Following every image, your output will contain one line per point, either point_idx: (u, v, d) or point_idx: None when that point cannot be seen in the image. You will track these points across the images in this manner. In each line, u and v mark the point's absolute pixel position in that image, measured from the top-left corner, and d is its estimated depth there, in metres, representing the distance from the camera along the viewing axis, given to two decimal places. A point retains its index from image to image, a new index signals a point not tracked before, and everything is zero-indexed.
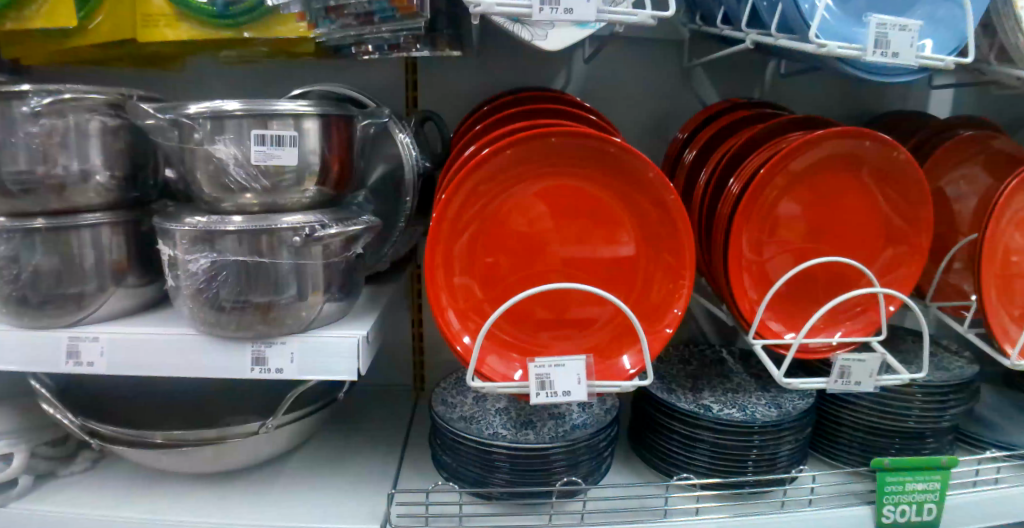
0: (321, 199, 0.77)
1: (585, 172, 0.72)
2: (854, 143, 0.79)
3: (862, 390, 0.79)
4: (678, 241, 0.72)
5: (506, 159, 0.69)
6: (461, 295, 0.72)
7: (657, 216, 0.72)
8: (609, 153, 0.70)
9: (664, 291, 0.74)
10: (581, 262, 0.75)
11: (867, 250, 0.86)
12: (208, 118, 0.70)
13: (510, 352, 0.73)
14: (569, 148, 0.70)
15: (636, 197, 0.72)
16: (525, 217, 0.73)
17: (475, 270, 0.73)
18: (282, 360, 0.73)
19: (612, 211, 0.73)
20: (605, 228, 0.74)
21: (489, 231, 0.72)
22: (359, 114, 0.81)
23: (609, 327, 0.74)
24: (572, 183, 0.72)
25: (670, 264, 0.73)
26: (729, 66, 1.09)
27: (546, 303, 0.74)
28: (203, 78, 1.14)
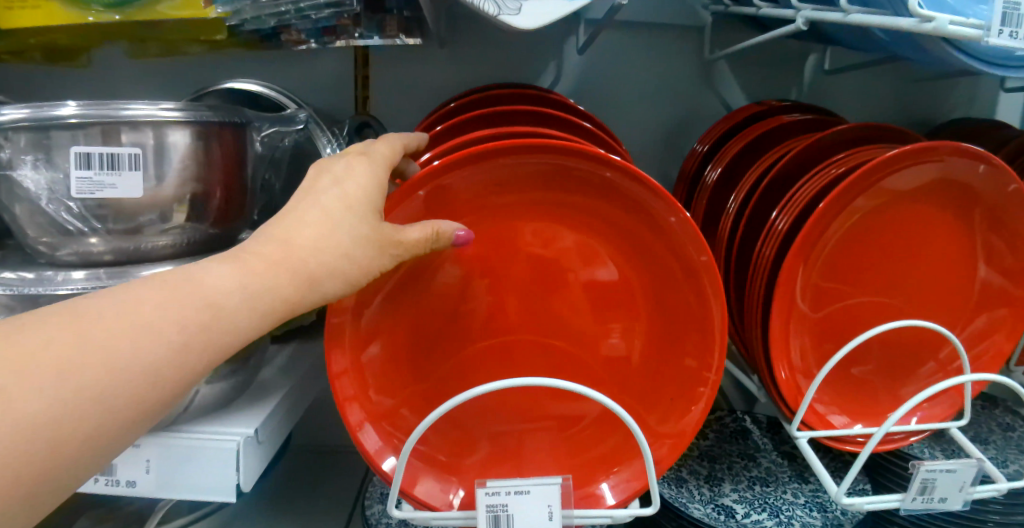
0: (198, 238, 0.56)
1: (576, 208, 0.51)
2: (955, 164, 0.60)
3: (947, 507, 0.59)
4: (705, 320, 0.50)
5: (439, 193, 0.49)
6: (383, 388, 0.51)
7: (677, 280, 0.51)
8: (617, 185, 0.49)
9: (677, 390, 0.53)
10: (563, 332, 0.54)
11: (947, 308, 0.66)
12: (24, 131, 0.49)
13: (452, 465, 0.52)
14: (557, 176, 0.49)
15: (646, 244, 0.51)
16: (486, 269, 0.53)
17: (411, 346, 0.52)
18: (134, 469, 0.53)
19: (614, 265, 0.53)
20: (601, 287, 0.53)
21: (431, 289, 0.52)
22: (259, 120, 0.59)
23: (593, 430, 0.54)
24: (556, 220, 0.51)
25: (689, 350, 0.52)
26: (761, 60, 0.86)
27: (512, 391, 0.53)
28: (109, 78, 0.87)
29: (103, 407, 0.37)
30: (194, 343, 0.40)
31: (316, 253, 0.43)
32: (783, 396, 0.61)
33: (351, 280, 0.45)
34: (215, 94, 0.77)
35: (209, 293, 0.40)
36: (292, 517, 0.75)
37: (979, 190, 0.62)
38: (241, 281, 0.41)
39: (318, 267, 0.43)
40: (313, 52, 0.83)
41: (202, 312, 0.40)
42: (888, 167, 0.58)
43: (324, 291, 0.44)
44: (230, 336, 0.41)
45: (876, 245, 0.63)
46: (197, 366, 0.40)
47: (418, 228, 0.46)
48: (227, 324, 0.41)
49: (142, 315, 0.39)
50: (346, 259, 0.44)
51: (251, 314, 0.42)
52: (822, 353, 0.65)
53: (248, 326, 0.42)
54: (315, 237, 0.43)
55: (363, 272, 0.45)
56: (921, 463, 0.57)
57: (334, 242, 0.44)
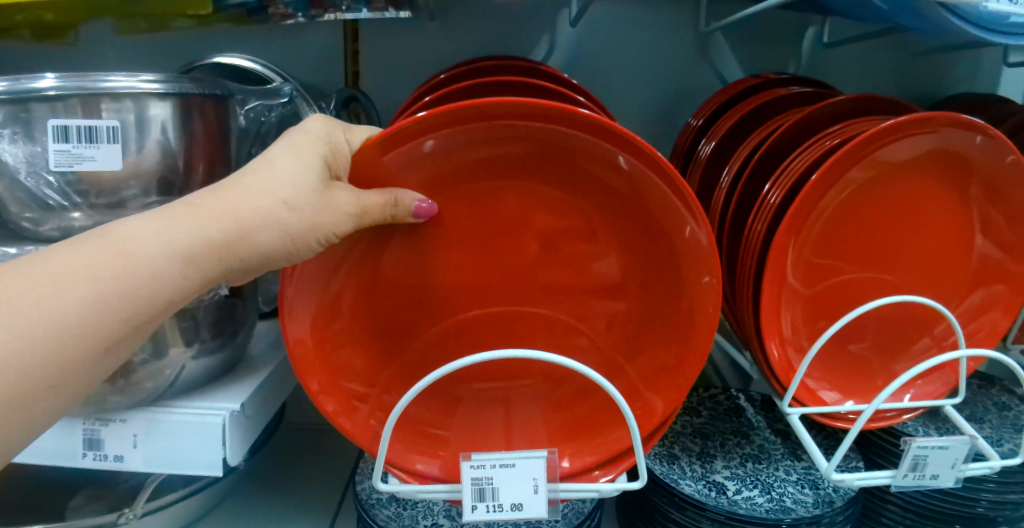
0: None
1: (558, 172, 0.49)
2: (954, 136, 0.59)
3: (939, 484, 0.59)
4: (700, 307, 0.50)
5: (401, 168, 0.48)
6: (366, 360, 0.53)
7: (667, 251, 0.50)
8: (610, 155, 0.47)
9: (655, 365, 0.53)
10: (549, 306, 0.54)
11: (943, 283, 0.65)
12: (1, 103, 0.48)
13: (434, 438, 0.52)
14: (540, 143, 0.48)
15: (641, 220, 0.50)
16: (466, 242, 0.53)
17: (394, 315, 0.54)
18: (122, 444, 0.54)
19: (605, 236, 0.52)
20: (590, 261, 0.53)
21: (412, 260, 0.52)
22: (242, 94, 0.59)
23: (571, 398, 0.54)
24: (551, 193, 0.51)
25: (672, 338, 0.52)
26: (759, 33, 0.85)
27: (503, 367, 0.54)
28: (94, 53, 0.85)
29: (26, 362, 0.38)
30: (122, 296, 0.41)
31: (249, 200, 0.44)
32: (775, 372, 0.61)
33: (293, 234, 0.45)
34: (202, 69, 0.75)
35: (123, 246, 0.41)
36: (285, 496, 0.76)
37: (977, 162, 0.61)
38: (158, 234, 0.42)
39: (251, 215, 0.44)
40: (300, 26, 0.81)
41: (115, 266, 0.41)
42: (880, 139, 0.57)
43: (255, 240, 0.44)
44: (153, 286, 0.42)
45: (869, 220, 0.62)
46: (116, 322, 0.41)
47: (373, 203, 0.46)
48: (146, 272, 0.41)
49: (56, 273, 0.39)
50: (285, 205, 0.44)
51: (172, 262, 0.42)
52: (814, 330, 0.64)
53: (174, 275, 0.42)
54: (248, 190, 0.44)
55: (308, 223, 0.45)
56: (913, 438, 0.56)
57: (266, 188, 0.44)
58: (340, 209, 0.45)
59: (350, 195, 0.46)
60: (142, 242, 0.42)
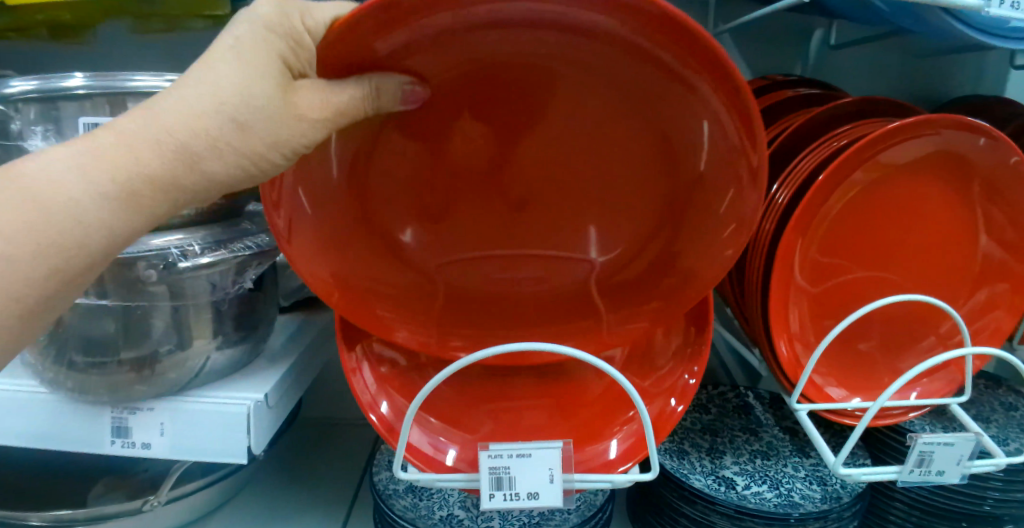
0: (205, 210, 0.57)
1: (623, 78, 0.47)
2: (959, 138, 0.60)
3: (944, 479, 0.60)
4: (719, 241, 0.51)
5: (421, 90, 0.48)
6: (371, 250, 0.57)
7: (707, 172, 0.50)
8: (694, 87, 0.44)
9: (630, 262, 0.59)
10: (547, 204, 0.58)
11: (948, 282, 0.66)
12: (32, 102, 0.49)
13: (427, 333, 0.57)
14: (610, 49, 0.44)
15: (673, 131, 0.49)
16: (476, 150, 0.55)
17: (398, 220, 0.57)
18: (149, 432, 0.56)
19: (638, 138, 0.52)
20: (609, 158, 0.55)
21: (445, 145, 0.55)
22: None
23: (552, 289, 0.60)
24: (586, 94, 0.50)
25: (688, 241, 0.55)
26: (766, 36, 0.86)
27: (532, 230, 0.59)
28: (113, 55, 0.87)
29: None
30: (60, 247, 0.38)
31: (189, 119, 0.38)
32: (783, 369, 0.62)
33: (247, 154, 0.40)
34: None
35: (36, 191, 0.37)
36: (301, 487, 0.77)
37: (980, 164, 0.62)
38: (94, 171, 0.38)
39: (190, 138, 0.38)
40: None
41: (27, 215, 0.37)
42: (884, 142, 0.58)
43: (202, 169, 0.39)
44: (77, 236, 0.38)
45: (874, 220, 0.63)
46: (37, 277, 0.38)
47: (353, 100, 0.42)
48: (68, 221, 0.38)
49: None
50: (236, 122, 0.39)
51: (96, 205, 0.38)
52: (820, 327, 0.65)
53: (117, 213, 0.39)
54: (184, 110, 0.38)
55: (262, 141, 0.40)
56: (918, 435, 0.58)
57: (206, 103, 0.38)
58: (304, 116, 0.41)
59: (324, 97, 0.41)
60: (59, 186, 0.38)
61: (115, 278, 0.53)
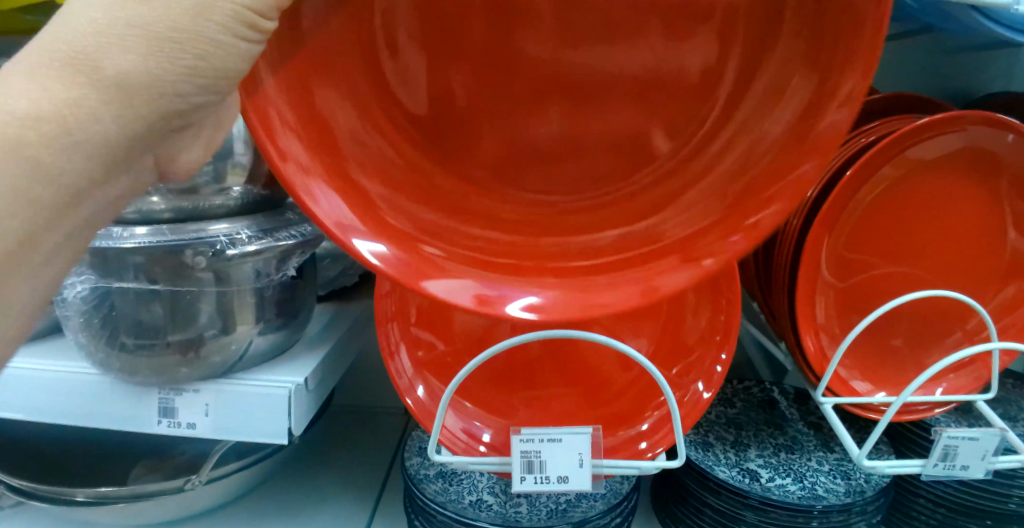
0: (249, 200, 0.60)
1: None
2: (986, 135, 0.60)
3: (970, 475, 0.60)
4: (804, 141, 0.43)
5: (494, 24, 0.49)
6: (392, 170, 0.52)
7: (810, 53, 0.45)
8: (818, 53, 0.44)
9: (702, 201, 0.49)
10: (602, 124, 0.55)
11: (976, 280, 0.67)
12: None
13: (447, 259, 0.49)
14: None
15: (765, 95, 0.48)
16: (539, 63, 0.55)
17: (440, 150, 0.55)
18: (194, 412, 0.58)
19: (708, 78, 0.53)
20: (684, 67, 0.53)
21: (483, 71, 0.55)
22: None
23: (588, 237, 0.53)
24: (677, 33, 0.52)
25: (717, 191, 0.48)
26: None
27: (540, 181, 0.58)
28: None
29: None
30: (18, 183, 0.35)
31: (88, 25, 0.36)
32: (808, 363, 0.63)
33: (188, 41, 0.36)
34: None
35: None
36: (332, 472, 0.80)
37: (1007, 162, 0.62)
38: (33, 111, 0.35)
39: (95, 37, 0.35)
40: None
41: None
42: (915, 137, 0.59)
43: (117, 71, 0.36)
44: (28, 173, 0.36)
45: (903, 215, 0.64)
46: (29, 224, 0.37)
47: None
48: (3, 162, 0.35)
49: None
50: (134, 4, 0.35)
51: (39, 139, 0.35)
52: (846, 322, 0.66)
53: (62, 139, 0.36)
54: (82, 20, 0.36)
55: (183, 16, 0.36)
56: (943, 429, 0.58)
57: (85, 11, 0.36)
58: None
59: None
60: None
61: (165, 267, 0.56)
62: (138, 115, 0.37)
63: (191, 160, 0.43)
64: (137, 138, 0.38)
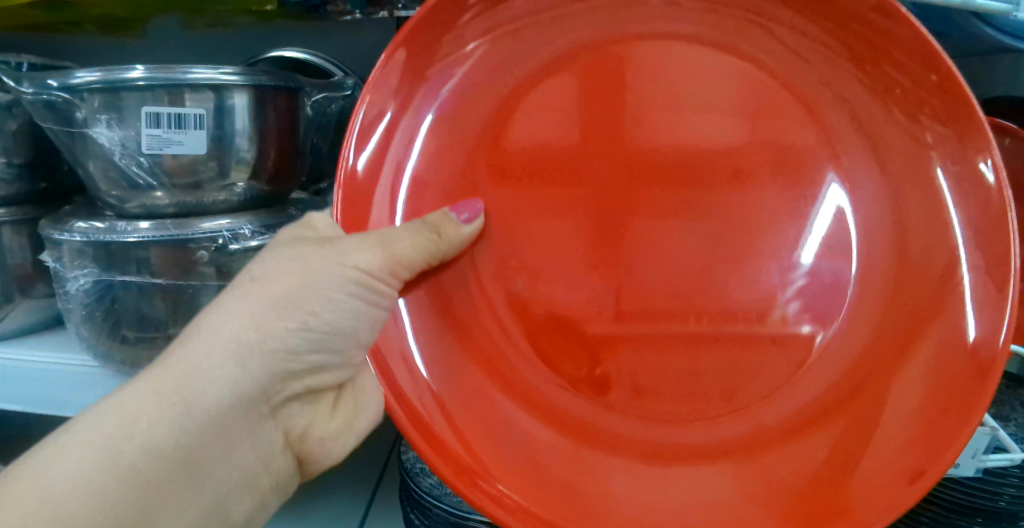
0: (253, 196, 0.60)
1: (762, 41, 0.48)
2: None
3: (960, 473, 0.61)
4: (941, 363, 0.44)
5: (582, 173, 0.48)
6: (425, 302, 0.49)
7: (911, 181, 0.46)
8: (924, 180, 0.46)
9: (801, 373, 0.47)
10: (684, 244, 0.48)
11: None
12: (97, 92, 0.53)
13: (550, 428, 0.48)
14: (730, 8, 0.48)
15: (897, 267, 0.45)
16: (628, 174, 0.48)
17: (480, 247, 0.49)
18: None
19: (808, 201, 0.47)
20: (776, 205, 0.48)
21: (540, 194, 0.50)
22: (310, 87, 0.62)
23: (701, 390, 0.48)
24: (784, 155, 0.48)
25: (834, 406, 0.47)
26: None
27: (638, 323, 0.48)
28: (161, 45, 0.90)
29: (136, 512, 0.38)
30: (224, 407, 0.41)
31: (308, 279, 0.43)
32: None
33: (310, 309, 0.42)
34: (264, 62, 0.80)
35: (185, 376, 0.40)
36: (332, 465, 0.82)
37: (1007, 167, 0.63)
38: (174, 387, 0.39)
39: (311, 283, 0.43)
40: (354, 24, 0.86)
41: (176, 406, 0.39)
42: None
43: (323, 321, 0.43)
44: (231, 398, 0.41)
45: None
46: (218, 440, 0.41)
47: (418, 244, 0.45)
48: (213, 390, 0.40)
49: (134, 428, 0.38)
50: (351, 265, 0.43)
51: (250, 369, 0.41)
52: None
53: (262, 373, 0.42)
54: (302, 269, 0.43)
55: (301, 294, 0.42)
56: None
57: (319, 261, 0.43)
58: (395, 255, 0.44)
59: (378, 234, 0.44)
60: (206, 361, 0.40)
61: (168, 261, 0.56)
62: (265, 374, 0.42)
63: (315, 424, 0.47)
64: (262, 393, 0.42)
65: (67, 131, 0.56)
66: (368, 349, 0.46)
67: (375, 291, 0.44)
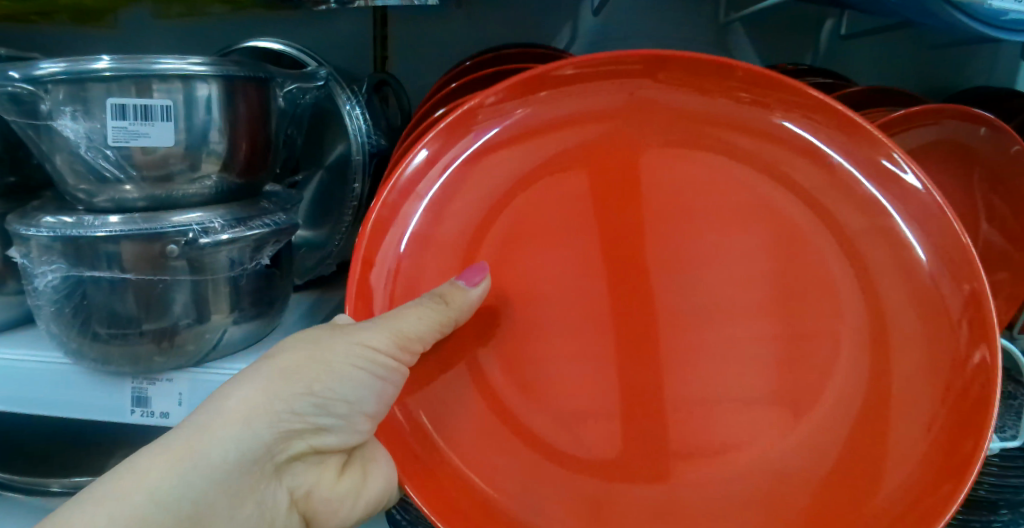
0: (225, 189, 0.59)
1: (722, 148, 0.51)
2: (961, 130, 0.62)
3: None
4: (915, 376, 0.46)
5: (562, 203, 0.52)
6: (449, 378, 0.51)
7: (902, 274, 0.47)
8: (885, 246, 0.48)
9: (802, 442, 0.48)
10: (699, 323, 0.51)
11: None
12: (61, 84, 0.51)
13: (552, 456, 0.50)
14: (665, 107, 0.51)
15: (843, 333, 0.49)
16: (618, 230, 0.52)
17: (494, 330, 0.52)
18: (167, 401, 0.60)
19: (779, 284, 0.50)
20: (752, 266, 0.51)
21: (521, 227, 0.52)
22: (281, 77, 0.61)
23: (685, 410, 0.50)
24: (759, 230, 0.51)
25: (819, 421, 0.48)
26: (781, 22, 0.85)
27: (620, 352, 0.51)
28: (132, 37, 0.89)
29: None
30: (234, 463, 0.43)
31: (321, 352, 0.46)
32: None
33: (318, 379, 0.46)
34: (237, 52, 0.78)
35: (202, 430, 0.43)
36: None
37: (982, 154, 0.63)
38: (187, 448, 0.42)
39: (324, 356, 0.46)
40: (330, 13, 0.84)
41: (190, 455, 0.42)
42: (889, 130, 0.60)
43: (331, 390, 0.46)
44: (242, 453, 0.44)
45: None
46: (224, 493, 0.43)
47: (428, 322, 0.48)
48: (226, 444, 0.43)
49: (148, 478, 0.41)
50: (361, 342, 0.46)
51: (260, 427, 0.44)
52: None
53: (270, 435, 0.45)
54: (316, 343, 0.47)
55: (312, 363, 0.46)
56: None
57: (334, 339, 0.47)
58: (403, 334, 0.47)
59: (389, 315, 0.48)
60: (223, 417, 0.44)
61: (140, 257, 0.55)
62: (273, 436, 0.45)
63: (319, 486, 0.49)
64: (269, 452, 0.45)
65: (30, 124, 0.55)
66: (375, 417, 0.49)
67: (382, 367, 0.47)
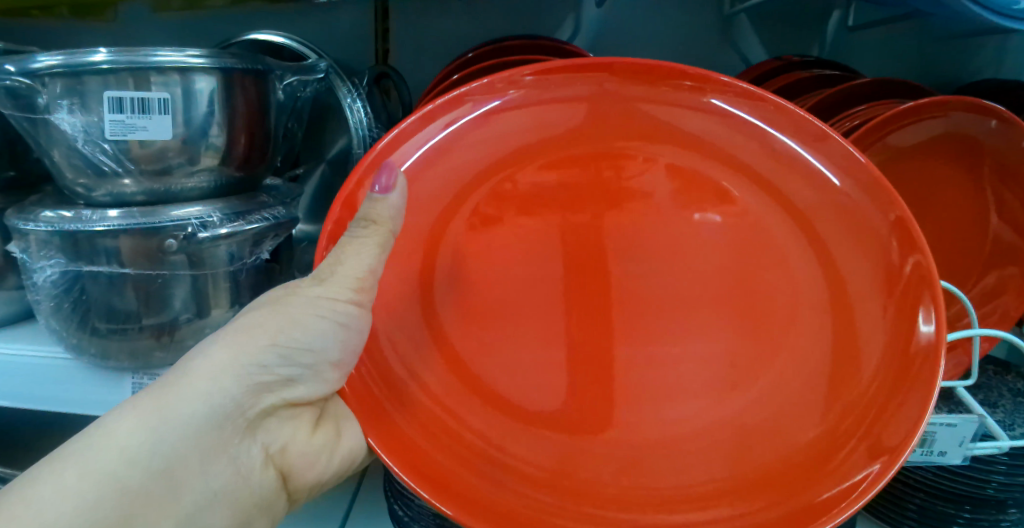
0: (224, 183, 0.58)
1: (670, 139, 0.51)
2: (969, 122, 0.60)
3: (948, 461, 0.60)
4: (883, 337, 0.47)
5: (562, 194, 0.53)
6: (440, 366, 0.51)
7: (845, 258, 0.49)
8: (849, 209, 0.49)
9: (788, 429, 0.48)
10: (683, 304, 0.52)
11: (957, 267, 0.66)
12: (58, 77, 0.51)
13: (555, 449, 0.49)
14: (620, 100, 0.51)
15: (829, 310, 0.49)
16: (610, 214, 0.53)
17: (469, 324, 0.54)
18: None
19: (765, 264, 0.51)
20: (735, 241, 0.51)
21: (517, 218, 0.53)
22: (280, 69, 0.60)
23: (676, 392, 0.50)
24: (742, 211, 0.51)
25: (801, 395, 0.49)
26: (788, 14, 0.83)
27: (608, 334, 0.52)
28: (131, 31, 0.88)
29: (109, 505, 0.39)
30: (204, 416, 0.43)
31: (280, 306, 0.46)
32: None
33: (280, 330, 0.45)
34: (237, 46, 0.77)
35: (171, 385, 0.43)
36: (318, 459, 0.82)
37: (992, 147, 0.61)
38: (156, 405, 0.42)
39: (283, 309, 0.46)
40: (330, 6, 0.83)
41: (160, 409, 0.42)
42: (895, 123, 0.59)
43: (293, 340, 0.45)
44: (210, 406, 0.43)
45: None
46: (195, 446, 0.43)
47: (370, 257, 0.46)
48: (194, 398, 0.43)
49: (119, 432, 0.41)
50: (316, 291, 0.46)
51: (226, 380, 0.44)
52: None
53: (239, 388, 0.44)
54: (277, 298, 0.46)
55: (273, 313, 0.46)
56: None
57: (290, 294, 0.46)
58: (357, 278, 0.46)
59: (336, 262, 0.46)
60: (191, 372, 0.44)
61: (138, 251, 0.55)
62: (241, 390, 0.44)
63: (296, 441, 0.48)
64: (239, 406, 0.44)
65: (27, 118, 0.54)
66: (342, 367, 0.48)
67: (342, 313, 0.46)
